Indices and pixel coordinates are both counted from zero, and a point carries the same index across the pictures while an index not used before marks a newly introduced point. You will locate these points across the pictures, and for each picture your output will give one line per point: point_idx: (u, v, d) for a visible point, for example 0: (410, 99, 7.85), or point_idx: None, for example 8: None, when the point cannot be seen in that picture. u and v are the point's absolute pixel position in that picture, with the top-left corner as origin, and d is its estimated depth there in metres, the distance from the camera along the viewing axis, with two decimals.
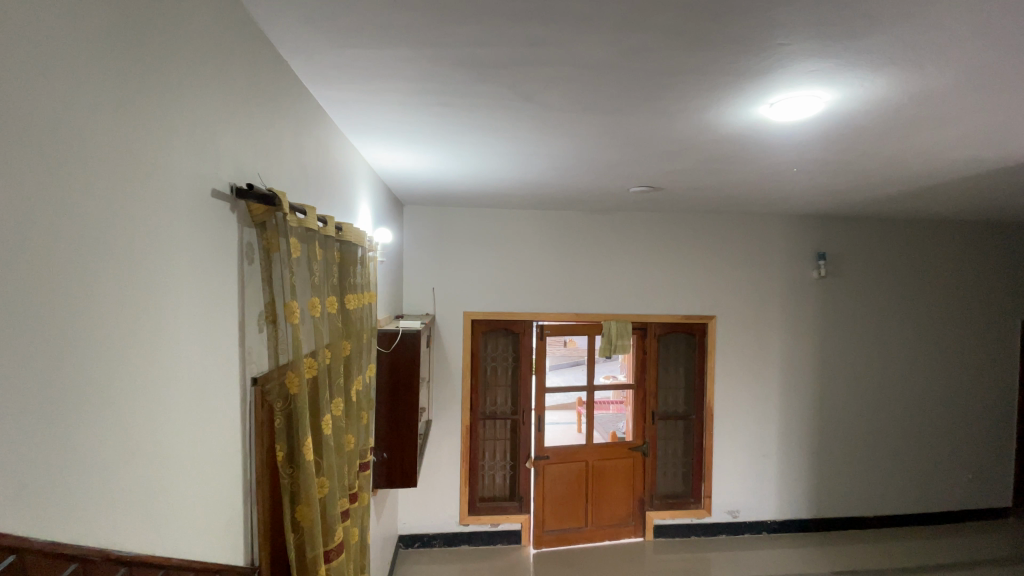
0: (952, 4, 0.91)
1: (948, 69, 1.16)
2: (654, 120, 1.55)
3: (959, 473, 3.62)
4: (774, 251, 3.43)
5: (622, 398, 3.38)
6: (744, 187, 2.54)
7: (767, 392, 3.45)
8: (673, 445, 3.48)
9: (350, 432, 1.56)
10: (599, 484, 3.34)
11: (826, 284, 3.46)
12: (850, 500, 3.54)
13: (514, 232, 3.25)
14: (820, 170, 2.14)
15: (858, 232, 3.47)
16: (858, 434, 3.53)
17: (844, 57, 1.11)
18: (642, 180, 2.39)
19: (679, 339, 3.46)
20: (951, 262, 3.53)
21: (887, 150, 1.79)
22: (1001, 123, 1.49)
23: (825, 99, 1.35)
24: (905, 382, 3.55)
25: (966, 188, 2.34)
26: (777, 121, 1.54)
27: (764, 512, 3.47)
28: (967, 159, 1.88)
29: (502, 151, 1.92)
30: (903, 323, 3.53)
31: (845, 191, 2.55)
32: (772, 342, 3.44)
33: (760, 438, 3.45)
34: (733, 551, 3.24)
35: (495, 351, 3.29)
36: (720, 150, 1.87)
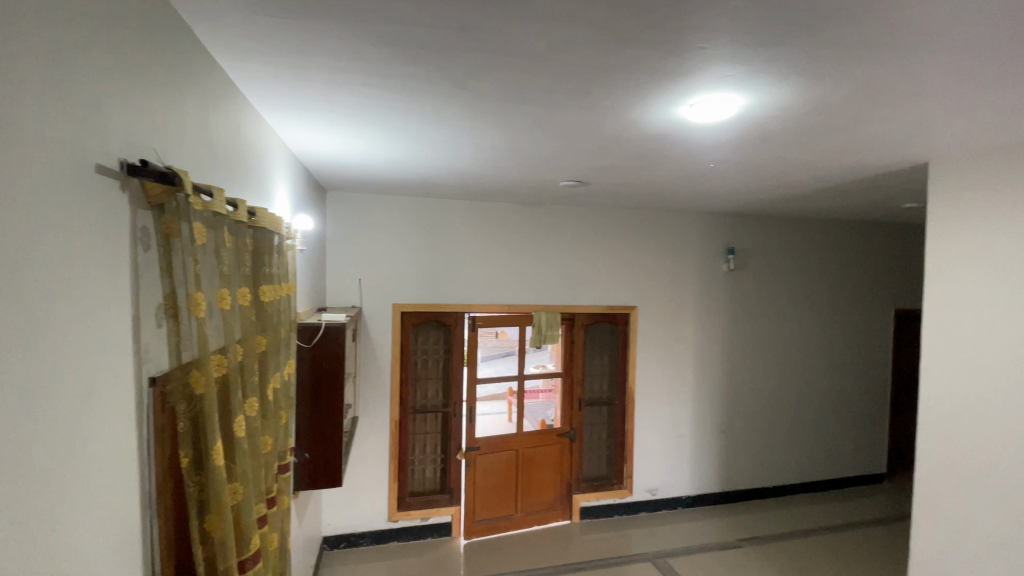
0: (844, 26, 1.00)
1: (841, 83, 1.28)
2: (583, 115, 1.58)
3: (842, 444, 4.11)
4: (690, 245, 3.66)
5: (551, 387, 3.46)
6: (665, 184, 2.67)
7: (682, 377, 3.69)
8: (598, 430, 3.63)
9: (267, 433, 1.45)
10: (528, 471, 3.41)
11: (735, 276, 3.75)
12: (752, 472, 3.90)
13: (444, 221, 3.18)
14: (734, 170, 2.30)
15: (763, 229, 3.79)
16: (759, 413, 3.88)
17: (758, 64, 1.19)
18: (571, 174, 2.43)
19: (604, 329, 3.59)
20: (838, 257, 3.97)
21: (791, 154, 1.96)
22: (886, 134, 1.67)
23: (739, 103, 1.44)
24: (800, 364, 3.95)
25: (852, 191, 2.63)
26: (700, 122, 1.62)
27: (680, 488, 3.74)
28: (854, 165, 2.11)
29: (434, 138, 1.87)
30: (799, 311, 3.92)
31: (753, 191, 2.76)
32: (687, 330, 3.68)
33: (676, 420, 3.69)
34: (652, 527, 3.46)
35: (425, 343, 3.22)
36: (645, 147, 1.94)
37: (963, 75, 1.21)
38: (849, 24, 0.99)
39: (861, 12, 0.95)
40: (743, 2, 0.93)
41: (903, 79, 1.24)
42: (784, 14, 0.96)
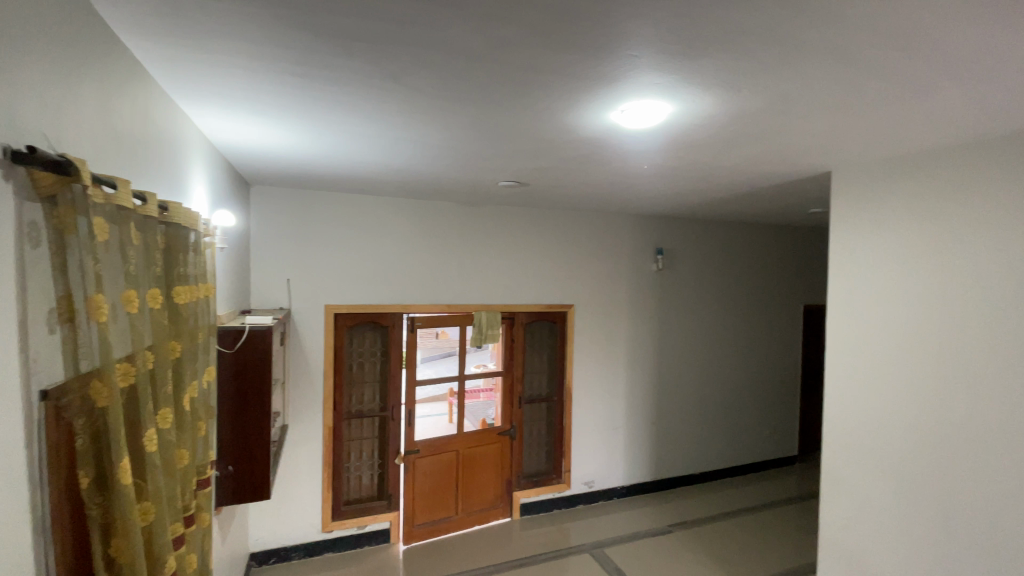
0: (758, 43, 1.08)
1: (758, 97, 1.38)
2: (521, 116, 1.59)
3: (759, 430, 4.45)
4: (622, 245, 3.80)
5: (491, 386, 3.48)
6: (600, 187, 2.76)
7: (616, 373, 3.83)
8: (537, 426, 3.68)
9: (183, 446, 1.33)
10: (468, 471, 3.39)
11: (664, 275, 3.95)
12: (681, 460, 4.13)
13: (380, 219, 3.08)
14: (663, 176, 2.42)
15: (689, 230, 4.02)
16: (686, 404, 4.11)
17: (685, 75, 1.26)
18: (509, 174, 2.44)
19: (543, 327, 3.65)
20: (755, 258, 4.30)
21: (715, 161, 2.09)
22: (796, 145, 1.83)
23: (669, 111, 1.52)
24: (722, 357, 4.23)
25: (767, 196, 2.85)
26: (634, 129, 1.69)
27: (615, 480, 3.88)
28: (769, 173, 2.28)
29: (370, 134, 1.80)
30: (720, 308, 4.20)
31: (680, 196, 2.92)
32: (621, 327, 3.83)
33: (611, 414, 3.83)
34: (590, 519, 3.56)
35: (360, 345, 3.11)
36: (581, 151, 1.99)
37: (859, 95, 1.34)
38: (763, 42, 1.07)
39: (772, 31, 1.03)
40: (669, 14, 0.97)
41: (810, 95, 1.36)
42: (706, 29, 1.02)
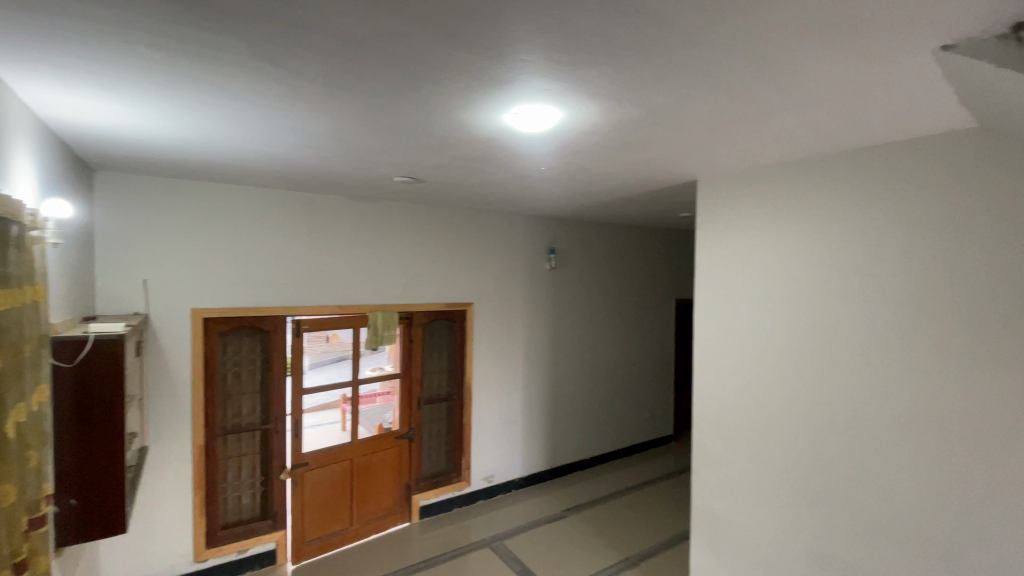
0: (634, 59, 1.17)
1: (637, 108, 1.51)
2: (417, 111, 1.56)
3: (641, 414, 4.86)
4: (517, 244, 3.90)
5: (388, 389, 3.38)
6: (495, 187, 2.81)
7: (514, 368, 3.94)
8: (436, 427, 3.64)
9: (5, 482, 1.10)
10: (363, 479, 3.25)
11: (556, 273, 4.14)
12: (574, 447, 4.37)
13: (260, 213, 2.82)
14: (556, 178, 2.54)
15: (578, 231, 4.25)
16: (578, 395, 4.36)
17: (575, 83, 1.33)
18: (404, 170, 2.39)
19: (441, 326, 3.62)
20: (636, 257, 4.68)
21: (601, 166, 2.24)
22: (670, 155, 2.03)
23: (559, 116, 1.59)
24: (608, 348, 4.55)
25: (646, 200, 3.13)
26: (529, 132, 1.75)
27: (513, 472, 3.98)
28: (647, 179, 2.51)
29: (248, 118, 1.65)
30: (607, 303, 4.51)
31: (570, 197, 3.09)
32: (517, 324, 3.94)
33: (509, 409, 3.92)
34: (490, 513, 3.62)
35: (238, 352, 2.82)
36: (478, 150, 2.01)
37: (719, 113, 1.53)
38: (637, 58, 1.17)
39: (645, 49, 1.13)
40: (555, 23, 1.02)
41: (679, 110, 1.51)
42: (590, 40, 1.09)
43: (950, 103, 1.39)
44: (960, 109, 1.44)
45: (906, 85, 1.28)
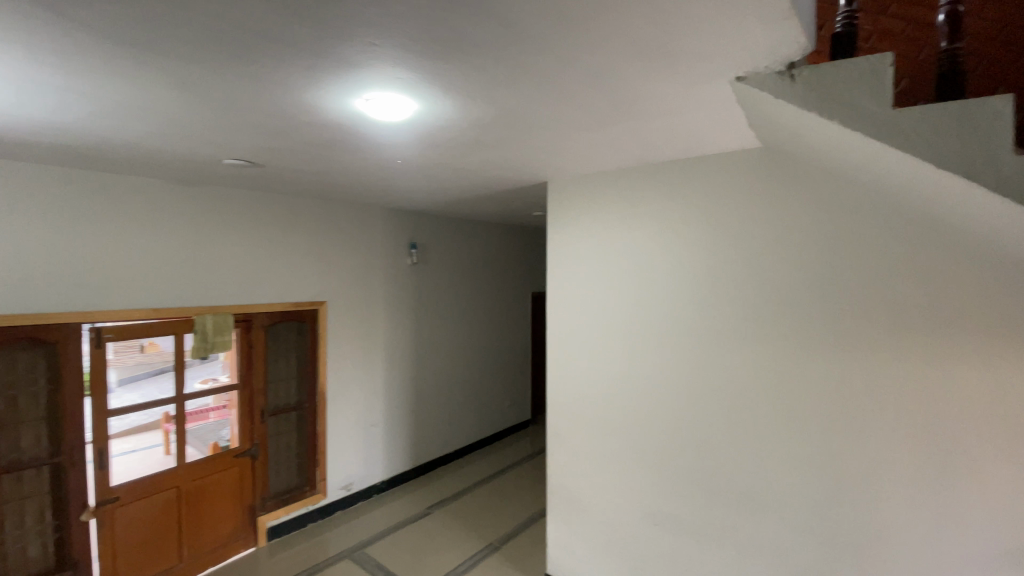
0: (486, 59, 1.21)
1: (492, 109, 1.56)
2: (257, 87, 1.40)
3: (502, 403, 5.05)
4: (375, 239, 3.74)
5: (224, 403, 2.98)
6: (353, 177, 2.65)
7: (374, 369, 3.77)
8: (286, 439, 3.32)
9: None
10: (195, 507, 2.83)
11: (417, 269, 4.07)
12: (438, 443, 4.36)
13: (38, 197, 2.24)
14: (416, 171, 2.49)
15: (438, 226, 4.24)
16: (440, 391, 4.35)
17: (437, 75, 1.32)
18: (242, 152, 2.12)
19: (289, 329, 3.30)
20: (494, 253, 4.84)
21: (460, 162, 2.27)
22: (526, 156, 2.14)
23: (414, 107, 1.56)
24: (469, 343, 4.63)
25: (503, 198, 3.24)
26: (387, 120, 1.68)
27: (373, 477, 3.82)
28: (504, 178, 2.61)
29: (20, 76, 1.30)
30: (468, 298, 4.58)
31: (430, 192, 3.06)
32: (377, 322, 3.78)
33: (368, 412, 3.75)
34: (350, 523, 3.43)
35: (9, 373, 2.21)
36: (331, 136, 1.88)
37: (567, 120, 1.65)
38: (489, 58, 1.21)
39: (496, 51, 1.17)
40: (405, 11, 1.00)
41: (531, 114, 1.60)
42: (443, 33, 1.09)
43: (744, 126, 1.70)
44: (747, 132, 1.78)
45: (712, 108, 1.54)
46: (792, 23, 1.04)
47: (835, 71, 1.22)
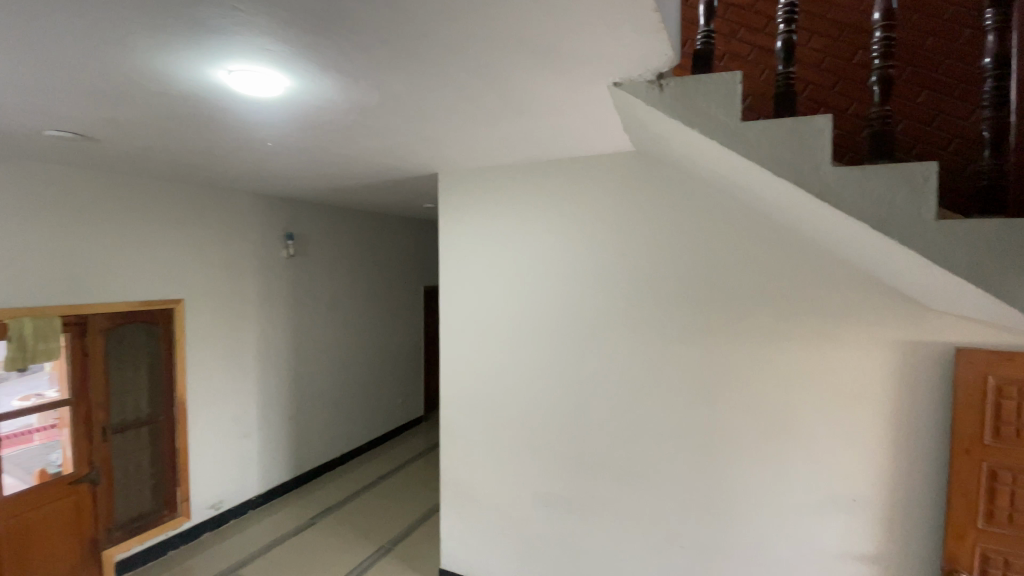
0: (366, 41, 1.15)
1: (374, 94, 1.49)
2: (85, 47, 1.18)
3: (393, 401, 4.90)
4: (244, 229, 3.39)
5: (53, 421, 2.48)
6: (215, 158, 2.36)
7: (244, 372, 3.43)
8: (137, 459, 2.87)
9: None
10: (17, 550, 2.32)
11: (295, 261, 3.77)
12: (323, 448, 4.09)
13: None
14: (292, 155, 2.28)
15: (319, 216, 3.96)
16: (325, 392, 4.09)
17: (312, 52, 1.22)
18: (68, 123, 1.77)
19: (138, 331, 2.83)
20: (382, 245, 4.65)
21: (341, 149, 2.13)
22: (413, 146, 2.07)
23: (285, 85, 1.43)
24: (356, 340, 4.41)
25: (390, 188, 3.12)
26: (256, 95, 1.50)
27: (248, 491, 3.49)
28: (390, 168, 2.51)
29: None
30: (354, 293, 4.36)
31: (309, 179, 2.84)
32: (248, 320, 3.44)
33: (239, 420, 3.40)
34: (221, 544, 3.09)
35: None
36: (186, 110, 1.65)
37: (454, 112, 1.63)
38: (370, 40, 1.15)
39: (376, 34, 1.11)
40: None
41: (417, 103, 1.55)
42: (319, 7, 1.01)
43: (620, 130, 1.82)
44: (621, 135, 1.91)
45: (590, 110, 1.62)
46: (661, 36, 1.13)
47: (697, 85, 1.34)
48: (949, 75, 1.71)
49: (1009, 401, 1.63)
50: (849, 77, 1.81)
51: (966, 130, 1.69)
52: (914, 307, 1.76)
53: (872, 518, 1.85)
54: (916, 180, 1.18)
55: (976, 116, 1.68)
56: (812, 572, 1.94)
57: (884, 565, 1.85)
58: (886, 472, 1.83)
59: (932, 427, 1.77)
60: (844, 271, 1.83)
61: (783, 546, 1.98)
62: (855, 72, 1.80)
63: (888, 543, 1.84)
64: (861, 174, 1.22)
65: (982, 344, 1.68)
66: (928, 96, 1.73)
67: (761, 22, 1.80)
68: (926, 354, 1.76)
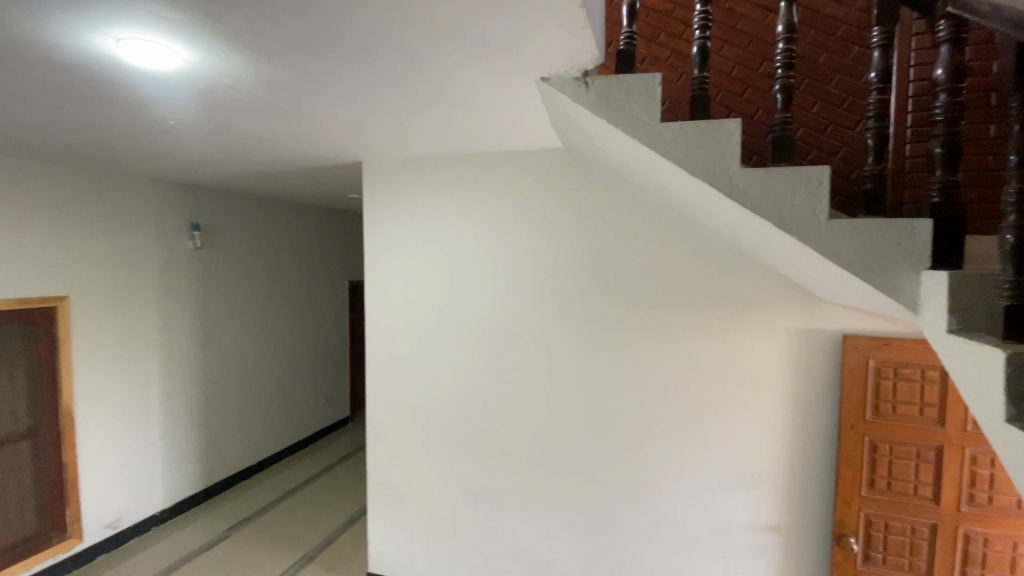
0: (279, 16, 1.06)
1: (286, 74, 1.38)
2: None
3: (317, 402, 4.67)
4: (141, 218, 3.06)
5: None
6: (101, 137, 2.10)
7: (143, 376, 3.11)
8: (15, 478, 2.50)
9: None
10: None
11: (203, 254, 3.47)
12: (238, 454, 3.81)
13: None
14: (196, 137, 2.08)
15: (230, 206, 3.66)
16: (240, 395, 3.81)
17: (214, 23, 1.10)
18: None
19: (12, 333, 2.46)
20: (302, 237, 4.40)
21: (252, 132, 1.97)
22: (334, 132, 1.96)
23: (181, 58, 1.29)
24: (276, 339, 4.14)
25: (309, 177, 2.95)
26: (154, 68, 1.35)
27: (150, 506, 3.17)
28: (308, 155, 2.36)
29: None
30: (272, 288, 4.09)
31: (216, 163, 2.61)
32: (147, 319, 3.12)
33: (138, 429, 3.08)
34: (121, 566, 2.80)
35: None
36: (63, 80, 1.45)
37: (375, 98, 1.56)
38: (283, 15, 1.06)
39: (288, 9, 1.03)
40: None
41: (337, 86, 1.46)
42: None
43: (546, 125, 1.84)
44: (547, 131, 1.92)
45: (516, 103, 1.61)
46: (587, 33, 1.14)
47: (620, 84, 1.38)
48: (840, 88, 1.89)
49: (886, 381, 1.85)
50: (756, 86, 1.94)
51: (853, 138, 1.87)
52: (810, 298, 1.94)
53: (772, 492, 2.03)
54: (811, 182, 1.29)
55: (861, 126, 1.86)
56: (723, 545, 2.09)
57: (784, 534, 2.03)
58: (785, 449, 2.01)
59: (823, 407, 1.96)
60: (750, 266, 1.98)
61: (698, 523, 2.11)
62: (761, 81, 1.94)
63: (788, 513, 2.02)
64: (766, 176, 1.31)
65: (864, 331, 1.89)
66: (821, 107, 1.90)
67: (679, 28, 1.88)
68: (820, 340, 1.94)
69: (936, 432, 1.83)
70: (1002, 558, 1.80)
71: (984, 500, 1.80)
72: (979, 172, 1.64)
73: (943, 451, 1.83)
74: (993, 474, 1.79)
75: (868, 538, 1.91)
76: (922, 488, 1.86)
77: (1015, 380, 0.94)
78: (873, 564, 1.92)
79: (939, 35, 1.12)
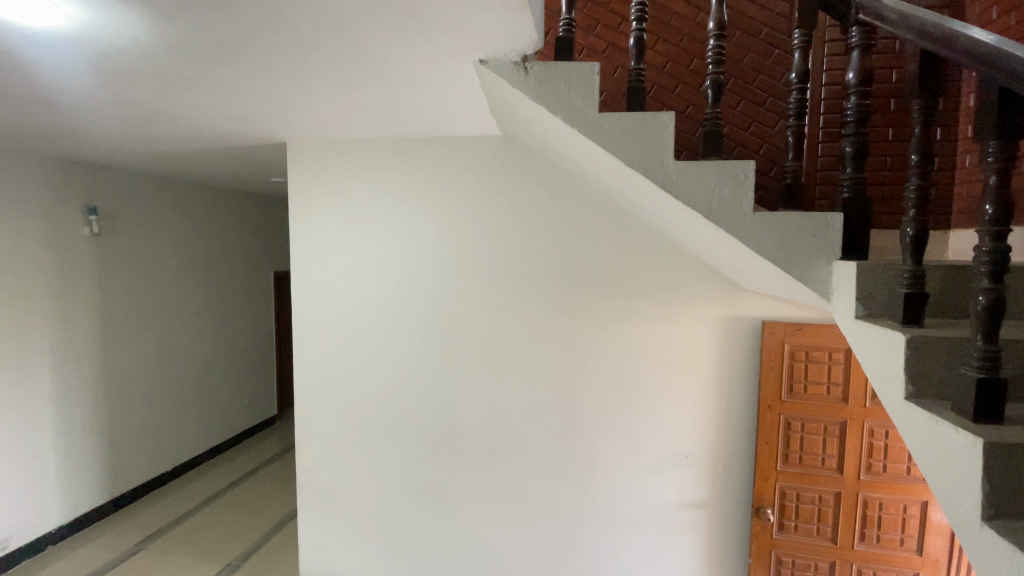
0: None
1: (197, 39, 1.24)
2: None
3: (240, 401, 4.37)
4: (25, 199, 2.67)
5: None
6: None
7: (31, 378, 2.75)
8: None
9: None
10: None
11: (102, 242, 3.11)
12: (149, 461, 3.48)
13: None
14: (90, 107, 1.83)
15: (133, 187, 3.31)
16: (150, 395, 3.48)
17: None
18: None
19: None
20: (220, 224, 4.07)
21: (158, 104, 1.77)
22: (254, 109, 1.81)
23: (64, 15, 1.12)
24: (193, 334, 3.82)
25: (224, 157, 2.71)
26: (33, 25, 1.16)
27: (42, 525, 2.82)
28: (224, 133, 2.16)
29: None
30: (187, 279, 3.75)
31: (114, 139, 2.32)
32: (35, 314, 2.75)
33: (24, 439, 2.72)
34: None
35: None
36: None
37: (302, 73, 1.45)
38: None
39: None
40: None
41: (255, 56, 1.34)
42: None
43: (485, 111, 1.80)
44: (486, 118, 1.88)
45: (454, 86, 1.56)
46: (526, 16, 1.12)
47: (560, 72, 1.36)
48: (762, 88, 2.00)
49: (800, 363, 2.00)
50: (686, 82, 2.01)
51: (772, 136, 1.99)
52: (733, 287, 2.05)
53: (699, 471, 2.14)
54: (738, 175, 1.34)
55: (780, 125, 1.99)
56: (654, 523, 2.18)
57: (710, 509, 2.15)
58: (711, 430, 2.12)
59: (745, 388, 2.09)
60: (680, 257, 2.06)
61: (632, 504, 2.19)
62: (691, 78, 2.01)
63: (712, 489, 2.15)
64: (697, 169, 1.35)
65: (781, 317, 2.03)
66: (745, 105, 2.01)
67: (615, 20, 1.90)
68: (742, 326, 2.07)
69: (842, 408, 2.00)
70: (893, 519, 2.01)
71: (879, 468, 2.00)
72: (881, 171, 1.81)
73: (847, 426, 2.00)
74: (888, 444, 1.98)
75: (782, 508, 2.07)
76: (829, 460, 2.03)
77: (914, 360, 1.03)
78: (787, 532, 2.08)
79: (852, 40, 1.19)
